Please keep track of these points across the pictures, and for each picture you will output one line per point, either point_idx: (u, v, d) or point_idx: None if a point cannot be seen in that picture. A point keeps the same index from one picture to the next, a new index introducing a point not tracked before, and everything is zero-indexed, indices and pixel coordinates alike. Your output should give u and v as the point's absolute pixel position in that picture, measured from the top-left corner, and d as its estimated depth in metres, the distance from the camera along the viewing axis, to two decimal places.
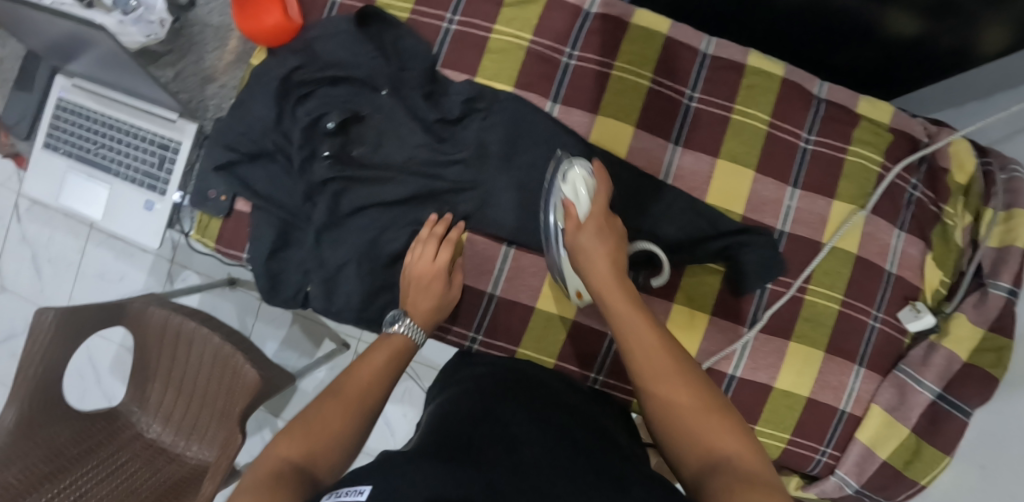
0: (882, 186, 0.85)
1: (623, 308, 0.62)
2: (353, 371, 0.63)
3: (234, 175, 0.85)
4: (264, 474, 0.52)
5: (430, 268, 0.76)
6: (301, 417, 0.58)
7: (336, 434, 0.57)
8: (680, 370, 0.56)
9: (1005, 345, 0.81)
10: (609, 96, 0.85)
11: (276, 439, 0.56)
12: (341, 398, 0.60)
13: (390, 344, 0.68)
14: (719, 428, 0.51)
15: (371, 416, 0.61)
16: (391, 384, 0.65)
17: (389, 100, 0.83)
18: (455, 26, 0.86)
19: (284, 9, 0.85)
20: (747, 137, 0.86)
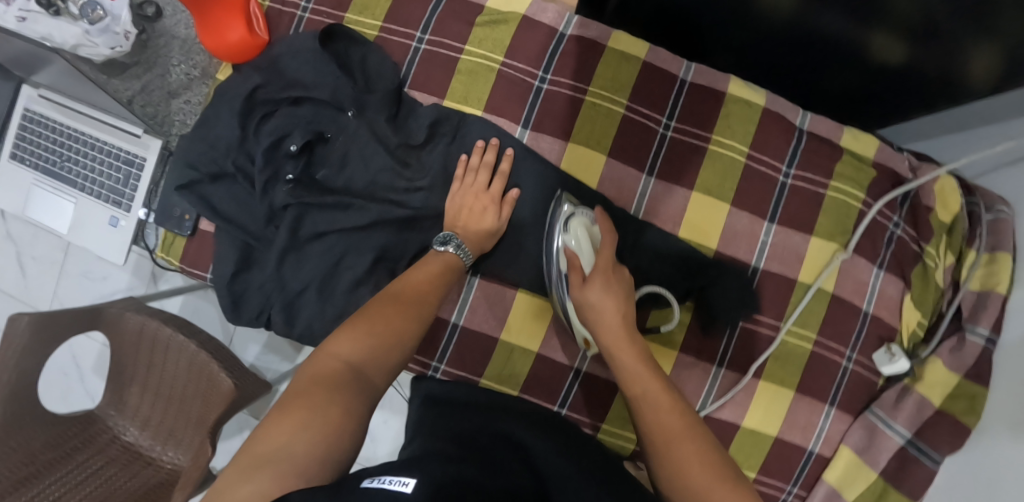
0: (865, 223, 0.83)
1: (635, 369, 0.64)
2: (410, 277, 0.69)
3: (196, 194, 0.83)
4: (321, 371, 0.56)
5: (481, 195, 0.78)
6: (357, 317, 0.62)
7: (391, 334, 0.62)
8: (689, 430, 0.58)
9: (978, 393, 0.79)
10: (581, 123, 0.83)
11: (335, 335, 0.60)
12: (396, 304, 0.65)
13: (437, 261, 0.73)
14: (727, 492, 0.53)
15: (422, 318, 0.66)
16: (440, 289, 0.70)
17: (353, 121, 0.81)
18: (424, 45, 0.84)
19: (249, 24, 0.81)
20: (722, 169, 0.83)
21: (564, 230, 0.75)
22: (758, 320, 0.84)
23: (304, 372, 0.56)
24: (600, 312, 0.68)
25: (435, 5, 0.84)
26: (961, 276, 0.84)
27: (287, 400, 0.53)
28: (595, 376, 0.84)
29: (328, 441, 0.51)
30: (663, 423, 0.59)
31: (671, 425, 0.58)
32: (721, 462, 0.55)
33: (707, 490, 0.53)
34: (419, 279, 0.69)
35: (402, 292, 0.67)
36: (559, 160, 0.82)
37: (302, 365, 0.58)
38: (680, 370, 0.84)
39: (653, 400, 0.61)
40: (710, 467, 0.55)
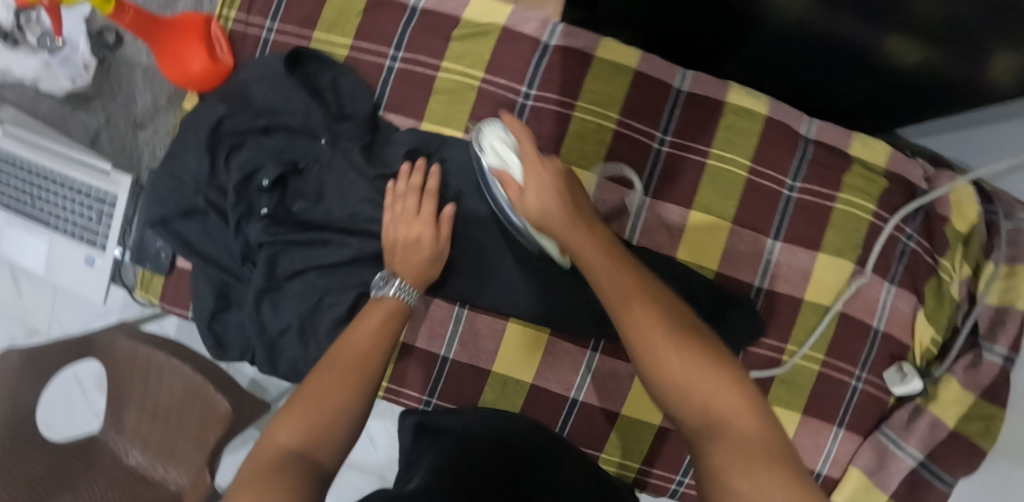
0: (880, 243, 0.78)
1: (603, 268, 0.53)
2: (350, 336, 0.62)
3: (172, 233, 0.80)
4: (261, 469, 0.50)
5: (415, 221, 0.71)
6: (296, 397, 0.55)
7: (334, 406, 0.55)
8: (664, 317, 0.47)
9: (996, 414, 0.76)
10: (569, 142, 0.77)
11: (274, 422, 0.54)
12: (337, 370, 0.58)
13: (382, 307, 0.65)
14: (720, 388, 0.44)
15: (370, 381, 0.59)
16: (389, 343, 0.62)
17: (328, 150, 0.76)
18: (399, 63, 0.78)
19: (210, 50, 0.77)
20: (721, 186, 0.78)
21: (483, 148, 0.67)
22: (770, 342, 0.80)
23: (244, 474, 0.50)
24: (538, 192, 0.59)
25: (410, 19, 0.78)
26: (978, 290, 0.79)
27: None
28: (592, 407, 0.80)
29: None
30: (635, 316, 0.48)
31: (660, 330, 0.46)
32: (691, 329, 0.47)
33: (682, 370, 0.45)
34: (361, 335, 0.62)
35: (340, 356, 0.59)
36: None
37: (243, 463, 0.52)
38: None
39: (610, 286, 0.51)
40: (679, 339, 0.46)
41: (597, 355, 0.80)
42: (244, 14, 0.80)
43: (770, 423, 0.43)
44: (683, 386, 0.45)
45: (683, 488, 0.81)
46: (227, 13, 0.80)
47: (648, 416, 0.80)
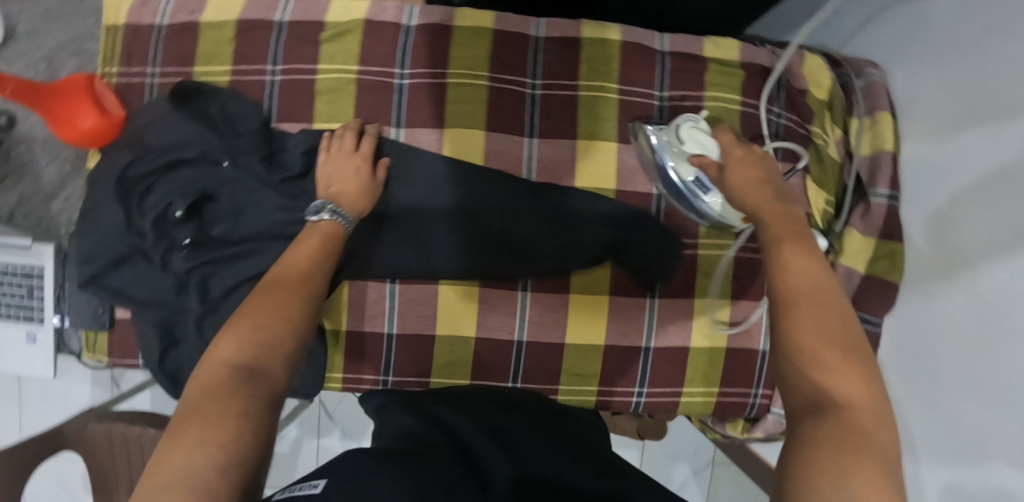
0: (766, 130, 0.82)
1: (802, 256, 0.55)
2: (290, 258, 0.65)
3: (104, 286, 0.81)
4: (209, 382, 0.51)
5: (352, 156, 0.77)
6: (243, 311, 0.58)
7: (280, 316, 0.58)
8: (840, 319, 0.50)
9: (896, 248, 0.82)
10: (451, 107, 0.83)
11: (219, 338, 0.55)
12: (282, 289, 0.61)
13: (317, 232, 0.69)
14: (846, 374, 0.46)
15: (313, 296, 0.62)
16: (328, 260, 0.67)
17: (232, 171, 0.81)
18: (279, 76, 0.83)
19: (98, 107, 0.80)
20: (598, 111, 0.84)
21: (674, 142, 0.76)
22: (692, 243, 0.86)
23: (191, 390, 0.51)
24: (737, 190, 0.65)
25: (278, 34, 0.83)
26: (852, 145, 0.87)
27: (179, 425, 0.48)
28: (539, 344, 0.84)
29: (228, 440, 0.46)
30: (803, 324, 0.49)
31: (817, 335, 0.48)
32: (845, 327, 0.49)
33: (812, 355, 0.48)
34: (299, 258, 0.65)
35: (282, 275, 0.62)
36: (441, 149, 0.83)
37: (188, 381, 0.52)
38: (617, 312, 0.85)
39: (793, 269, 0.54)
40: (826, 330, 0.49)
41: (528, 294, 0.84)
42: (126, 67, 0.83)
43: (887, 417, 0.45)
44: (826, 389, 0.46)
45: (643, 398, 0.87)
46: (110, 68, 0.84)
47: (592, 338, 0.85)
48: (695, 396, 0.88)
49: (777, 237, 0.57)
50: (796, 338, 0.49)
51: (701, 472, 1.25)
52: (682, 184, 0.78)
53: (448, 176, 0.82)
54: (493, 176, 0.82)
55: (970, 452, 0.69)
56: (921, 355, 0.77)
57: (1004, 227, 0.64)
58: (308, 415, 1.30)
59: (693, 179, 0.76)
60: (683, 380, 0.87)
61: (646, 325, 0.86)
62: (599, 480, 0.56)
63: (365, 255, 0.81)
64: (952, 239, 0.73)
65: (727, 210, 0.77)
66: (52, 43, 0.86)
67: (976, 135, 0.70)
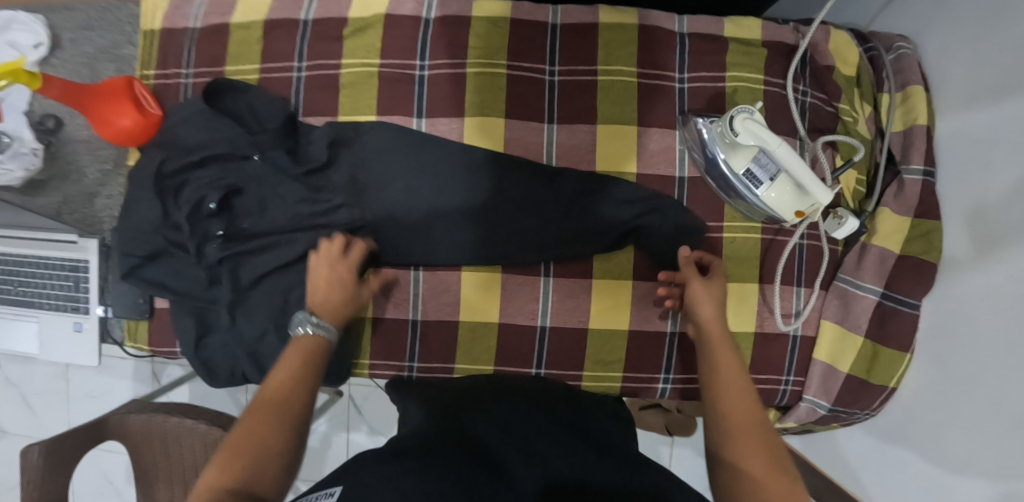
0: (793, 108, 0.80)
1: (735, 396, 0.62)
2: (272, 377, 0.65)
3: (143, 279, 0.85)
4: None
5: (338, 264, 0.77)
6: (224, 443, 0.57)
7: (259, 444, 0.57)
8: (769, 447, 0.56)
9: (933, 228, 0.78)
10: (470, 96, 0.84)
11: (205, 468, 0.55)
12: (264, 410, 0.61)
13: (299, 344, 0.69)
14: (788, 496, 0.52)
15: (298, 419, 0.62)
16: (310, 380, 0.66)
17: (260, 165, 0.83)
18: (304, 72, 0.86)
19: (138, 107, 0.84)
20: (616, 96, 0.84)
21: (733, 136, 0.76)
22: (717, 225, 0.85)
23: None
24: (718, 371, 0.66)
25: (303, 32, 0.86)
26: (882, 121, 0.84)
27: None
28: (561, 330, 0.85)
29: None
30: (753, 460, 0.55)
31: (762, 468, 0.54)
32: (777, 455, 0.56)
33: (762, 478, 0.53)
34: (282, 374, 0.65)
35: (263, 397, 0.62)
36: (461, 137, 0.84)
37: None
38: (638, 298, 0.84)
39: (737, 419, 0.59)
40: (765, 460, 0.55)
41: (551, 278, 0.84)
42: (162, 69, 0.88)
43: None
44: None
45: (669, 384, 0.85)
46: (146, 71, 0.88)
47: (616, 324, 0.84)
48: None
49: (724, 402, 0.61)
50: (743, 474, 0.54)
51: None
52: (734, 176, 0.80)
53: (467, 162, 0.83)
54: (507, 168, 0.83)
55: (983, 473, 0.66)
56: (953, 343, 0.75)
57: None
58: (338, 411, 1.33)
59: (744, 170, 0.79)
60: None
61: (671, 309, 0.84)
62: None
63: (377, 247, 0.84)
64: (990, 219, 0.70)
65: (780, 201, 0.79)
66: (93, 49, 0.90)
67: (1008, 107, 0.68)
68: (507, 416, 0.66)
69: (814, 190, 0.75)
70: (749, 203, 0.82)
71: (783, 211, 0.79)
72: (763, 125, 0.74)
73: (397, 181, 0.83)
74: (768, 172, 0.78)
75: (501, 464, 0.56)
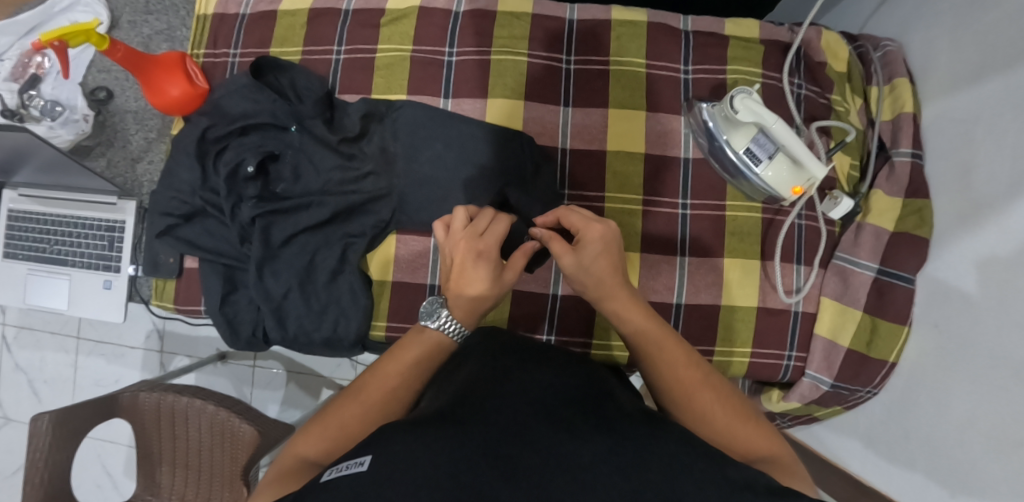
0: (789, 99, 0.88)
1: (669, 351, 0.61)
2: (386, 362, 0.63)
3: (177, 237, 0.90)
4: (284, 471, 0.57)
5: (467, 240, 0.65)
6: (322, 415, 0.61)
7: (352, 431, 0.59)
8: (711, 384, 0.59)
9: (924, 205, 0.84)
10: (494, 79, 0.92)
11: (302, 434, 0.60)
12: (365, 397, 0.61)
13: (424, 340, 0.64)
14: (752, 429, 0.56)
15: (391, 414, 0.62)
16: (417, 382, 0.64)
17: (298, 135, 0.91)
18: (342, 55, 0.94)
19: (188, 79, 0.91)
20: (627, 83, 0.92)
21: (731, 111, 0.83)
22: (701, 201, 0.91)
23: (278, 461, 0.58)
24: (635, 327, 0.63)
25: (343, 19, 0.94)
26: (873, 112, 0.91)
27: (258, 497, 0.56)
28: (571, 298, 0.89)
29: None
30: (709, 403, 0.58)
31: (718, 403, 0.58)
32: (726, 388, 0.59)
33: (726, 419, 0.57)
34: (395, 368, 0.63)
35: (368, 386, 0.62)
36: (483, 116, 0.91)
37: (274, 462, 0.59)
38: (648, 269, 0.90)
39: (680, 377, 0.59)
40: (719, 395, 0.58)
41: None
42: (211, 49, 0.96)
43: (779, 441, 0.57)
44: (742, 440, 0.56)
45: None
46: (198, 50, 0.96)
47: None
48: (728, 357, 0.89)
49: (658, 352, 0.61)
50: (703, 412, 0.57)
51: None
52: (737, 154, 0.86)
53: (487, 138, 0.89)
54: (520, 149, 0.89)
55: (984, 440, 0.71)
56: (949, 303, 0.79)
57: None
58: None
59: (745, 148, 0.85)
60: (715, 337, 0.89)
61: (677, 282, 0.90)
62: (613, 438, 0.50)
63: (392, 217, 0.90)
64: (975, 186, 0.77)
65: (778, 179, 0.85)
66: (150, 30, 0.99)
67: (991, 88, 0.74)
68: (528, 375, 0.61)
69: (808, 163, 0.81)
70: (751, 182, 0.88)
71: (786, 186, 0.85)
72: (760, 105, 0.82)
73: (425, 152, 0.90)
74: (767, 151, 0.85)
75: (531, 423, 0.52)
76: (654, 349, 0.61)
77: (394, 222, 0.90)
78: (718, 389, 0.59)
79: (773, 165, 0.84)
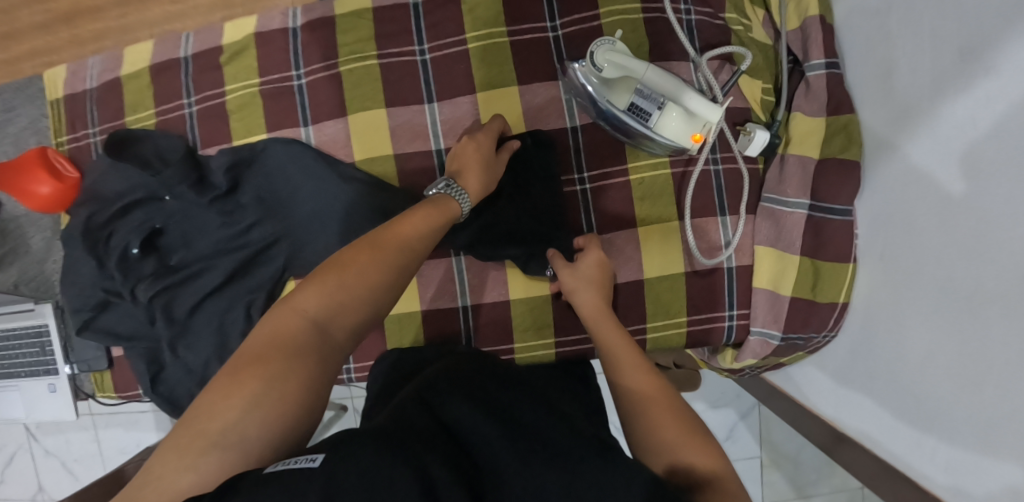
0: (677, 31, 0.75)
1: (631, 366, 0.59)
2: (397, 223, 0.62)
3: (97, 330, 0.87)
4: (280, 331, 0.53)
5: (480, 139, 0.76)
6: (326, 268, 0.57)
7: (366, 287, 0.56)
8: (670, 399, 0.55)
9: (849, 121, 0.72)
10: (350, 93, 0.84)
11: (304, 287, 0.55)
12: (373, 248, 0.59)
13: (440, 206, 0.67)
14: (700, 449, 0.49)
15: (405, 273, 0.60)
16: (427, 247, 0.63)
17: (174, 203, 0.86)
18: (195, 106, 0.87)
19: (53, 174, 0.87)
20: (492, 59, 0.82)
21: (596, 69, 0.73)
22: (600, 172, 0.81)
23: (262, 331, 0.53)
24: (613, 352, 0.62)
25: (185, 68, 0.88)
26: (778, 22, 0.77)
27: (236, 366, 0.50)
28: (484, 306, 0.83)
29: (269, 404, 0.48)
30: (660, 420, 0.52)
31: (672, 422, 0.52)
32: (686, 411, 0.54)
33: (676, 437, 0.50)
34: (412, 230, 0.62)
35: (385, 238, 0.60)
36: (349, 137, 0.84)
37: (265, 319, 0.55)
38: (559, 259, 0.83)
39: (640, 396, 0.55)
40: (677, 413, 0.53)
41: (462, 258, 0.83)
42: (72, 134, 0.91)
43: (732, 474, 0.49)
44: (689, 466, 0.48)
45: None
46: (60, 138, 0.92)
47: (533, 292, 0.83)
48: (663, 332, 0.82)
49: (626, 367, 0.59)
50: (654, 434, 0.51)
51: (748, 416, 1.21)
52: (623, 111, 0.75)
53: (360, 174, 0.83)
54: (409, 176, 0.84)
55: (943, 375, 0.61)
56: (891, 230, 0.68)
57: (948, 50, 0.57)
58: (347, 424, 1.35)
59: (628, 106, 0.75)
60: (645, 314, 0.81)
61: None
62: (564, 461, 0.46)
63: (287, 264, 0.85)
64: (897, 89, 0.65)
65: (670, 131, 0.74)
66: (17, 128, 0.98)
67: None
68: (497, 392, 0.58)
69: (699, 108, 0.70)
70: (649, 140, 0.76)
71: (681, 135, 0.74)
72: (626, 53, 0.72)
73: (304, 188, 0.84)
74: (654, 102, 0.74)
75: (481, 447, 0.49)
76: (612, 358, 0.61)
77: (286, 271, 0.85)
78: (676, 410, 0.53)
79: (662, 113, 0.74)
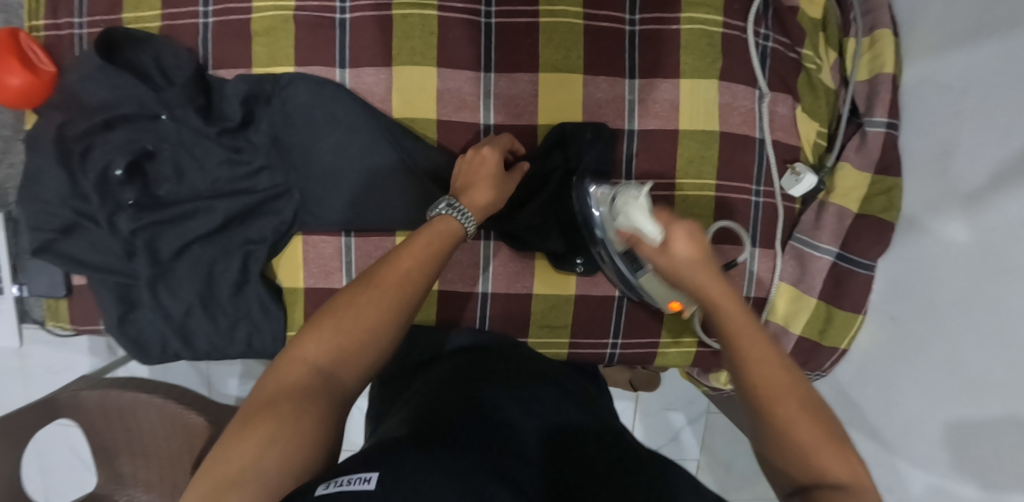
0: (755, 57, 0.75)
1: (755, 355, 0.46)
2: (396, 255, 0.55)
3: (58, 255, 0.75)
4: (285, 381, 0.48)
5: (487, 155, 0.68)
6: (325, 312, 0.52)
7: (367, 331, 0.51)
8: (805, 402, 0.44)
9: (894, 184, 0.75)
10: (398, 42, 0.76)
11: (303, 336, 0.51)
12: (377, 288, 0.52)
13: (436, 229, 0.58)
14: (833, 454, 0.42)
15: (408, 306, 0.53)
16: (433, 275, 0.56)
17: (171, 125, 0.74)
18: (212, 18, 0.76)
19: (25, 62, 0.73)
20: (560, 40, 0.76)
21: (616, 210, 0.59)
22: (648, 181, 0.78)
23: (267, 383, 0.49)
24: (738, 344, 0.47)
25: None
26: (848, 69, 0.80)
27: (247, 418, 0.46)
28: (505, 295, 0.81)
29: (291, 449, 0.45)
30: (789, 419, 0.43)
31: (806, 430, 0.43)
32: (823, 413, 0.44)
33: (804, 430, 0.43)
34: (412, 261, 0.54)
35: (384, 276, 0.53)
36: (388, 90, 0.77)
37: (267, 372, 0.50)
38: None
39: (768, 398, 0.44)
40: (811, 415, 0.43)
41: (490, 243, 0.80)
42: (53, 19, 0.78)
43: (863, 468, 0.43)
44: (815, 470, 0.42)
45: (618, 350, 0.82)
46: (35, 22, 0.78)
47: (555, 289, 0.81)
48: (674, 349, 0.83)
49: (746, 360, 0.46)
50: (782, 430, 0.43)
51: (695, 422, 1.16)
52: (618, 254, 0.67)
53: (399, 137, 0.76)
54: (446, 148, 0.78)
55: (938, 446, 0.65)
56: (912, 295, 0.71)
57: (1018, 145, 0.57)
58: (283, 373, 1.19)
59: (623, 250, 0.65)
60: (660, 330, 0.82)
61: None
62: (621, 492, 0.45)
63: (295, 217, 0.77)
64: (953, 168, 0.66)
65: (653, 288, 0.67)
66: None
67: (989, 52, 0.61)
68: (527, 403, 0.55)
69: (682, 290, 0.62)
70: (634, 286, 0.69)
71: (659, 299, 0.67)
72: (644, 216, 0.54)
73: (328, 137, 0.75)
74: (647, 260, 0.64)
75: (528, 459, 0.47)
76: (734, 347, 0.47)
77: (294, 225, 0.77)
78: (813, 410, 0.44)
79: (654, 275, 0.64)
